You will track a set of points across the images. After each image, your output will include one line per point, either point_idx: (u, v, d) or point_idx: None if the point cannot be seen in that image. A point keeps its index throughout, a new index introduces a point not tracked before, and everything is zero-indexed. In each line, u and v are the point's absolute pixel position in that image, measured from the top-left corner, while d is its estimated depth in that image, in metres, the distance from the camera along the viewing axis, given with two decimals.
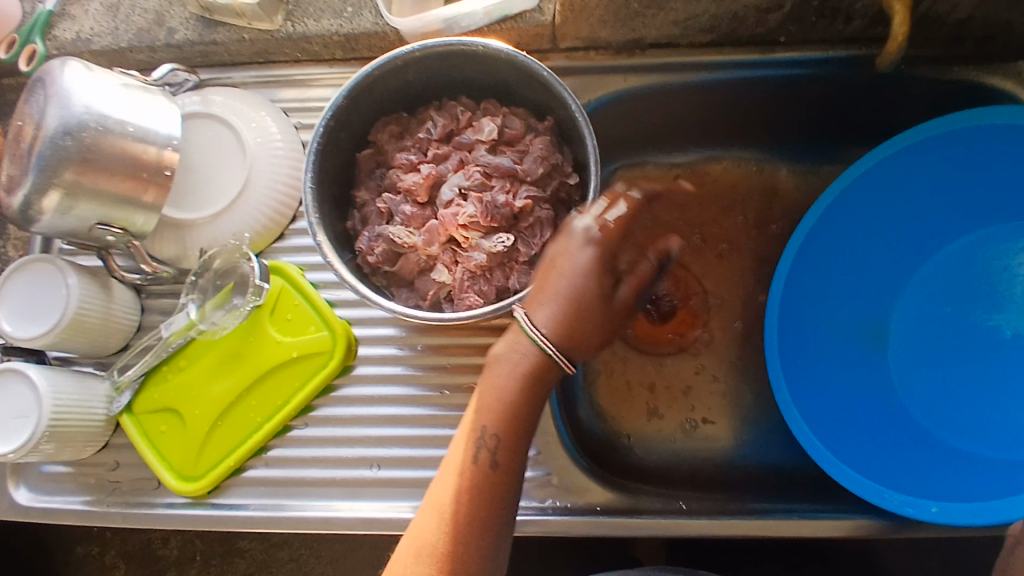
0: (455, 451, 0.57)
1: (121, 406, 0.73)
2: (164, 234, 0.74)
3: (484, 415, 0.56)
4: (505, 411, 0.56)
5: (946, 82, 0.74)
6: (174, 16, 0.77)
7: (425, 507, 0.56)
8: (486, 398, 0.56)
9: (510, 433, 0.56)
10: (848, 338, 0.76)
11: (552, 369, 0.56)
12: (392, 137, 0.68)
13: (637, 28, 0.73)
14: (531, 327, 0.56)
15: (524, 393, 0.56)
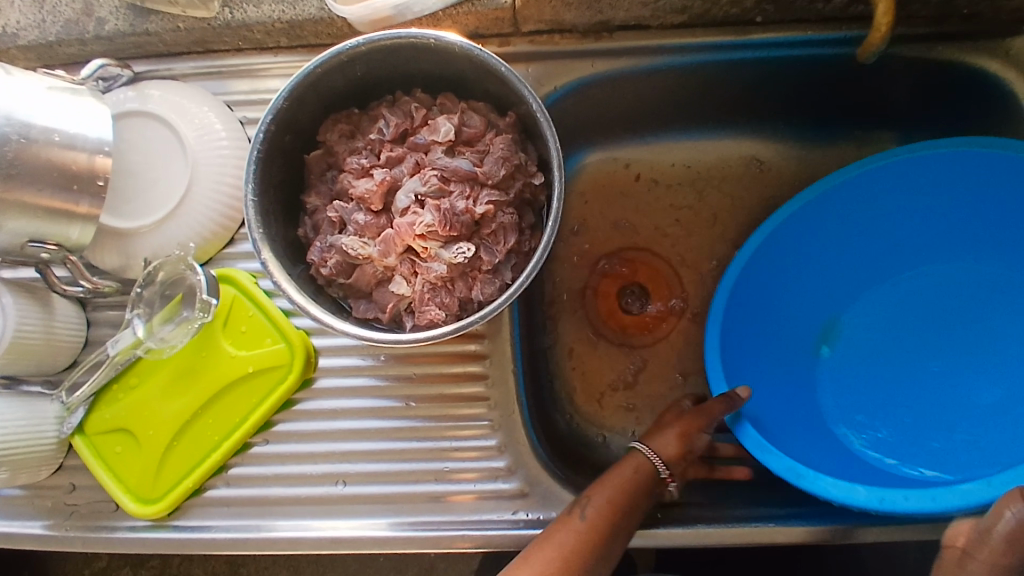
0: (569, 517, 0.61)
1: (73, 426, 0.69)
2: (104, 243, 0.69)
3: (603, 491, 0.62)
4: (619, 494, 0.62)
5: (930, 61, 0.70)
6: (102, 5, 0.71)
7: (531, 559, 0.58)
8: (609, 480, 0.63)
9: (633, 512, 0.62)
10: (799, 335, 0.78)
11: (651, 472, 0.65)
12: (342, 137, 0.63)
13: (604, 11, 0.68)
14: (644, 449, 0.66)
15: (637, 483, 0.64)
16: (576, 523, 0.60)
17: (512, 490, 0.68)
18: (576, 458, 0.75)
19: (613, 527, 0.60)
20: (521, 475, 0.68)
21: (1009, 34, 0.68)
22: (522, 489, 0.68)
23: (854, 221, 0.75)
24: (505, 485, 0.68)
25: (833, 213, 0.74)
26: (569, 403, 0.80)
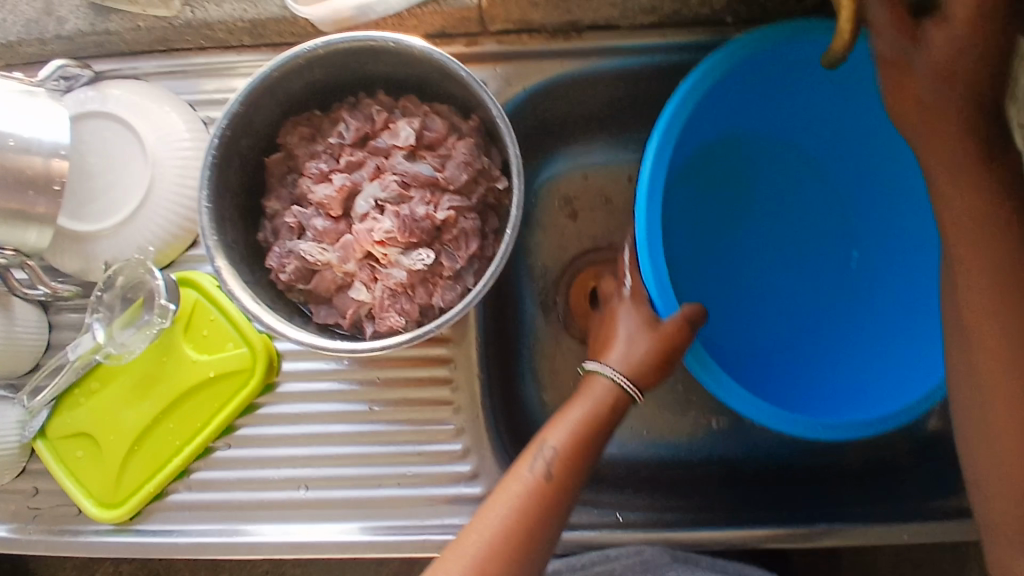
0: (518, 465, 0.56)
1: (35, 430, 0.68)
2: (64, 247, 0.68)
3: (551, 435, 0.56)
4: (574, 431, 0.56)
5: None
6: (62, 4, 0.69)
7: (482, 514, 0.54)
8: (560, 418, 0.57)
9: (588, 452, 0.56)
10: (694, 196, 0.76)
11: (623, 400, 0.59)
12: (303, 140, 0.62)
13: (572, 10, 0.66)
14: (599, 367, 0.59)
15: (601, 417, 0.57)
16: (524, 479, 0.54)
17: (476, 496, 0.67)
18: None
19: (569, 471, 0.55)
20: (484, 481, 0.68)
21: None
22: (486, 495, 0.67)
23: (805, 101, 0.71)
24: (468, 491, 0.68)
25: (793, 78, 0.68)
26: (538, 406, 0.79)
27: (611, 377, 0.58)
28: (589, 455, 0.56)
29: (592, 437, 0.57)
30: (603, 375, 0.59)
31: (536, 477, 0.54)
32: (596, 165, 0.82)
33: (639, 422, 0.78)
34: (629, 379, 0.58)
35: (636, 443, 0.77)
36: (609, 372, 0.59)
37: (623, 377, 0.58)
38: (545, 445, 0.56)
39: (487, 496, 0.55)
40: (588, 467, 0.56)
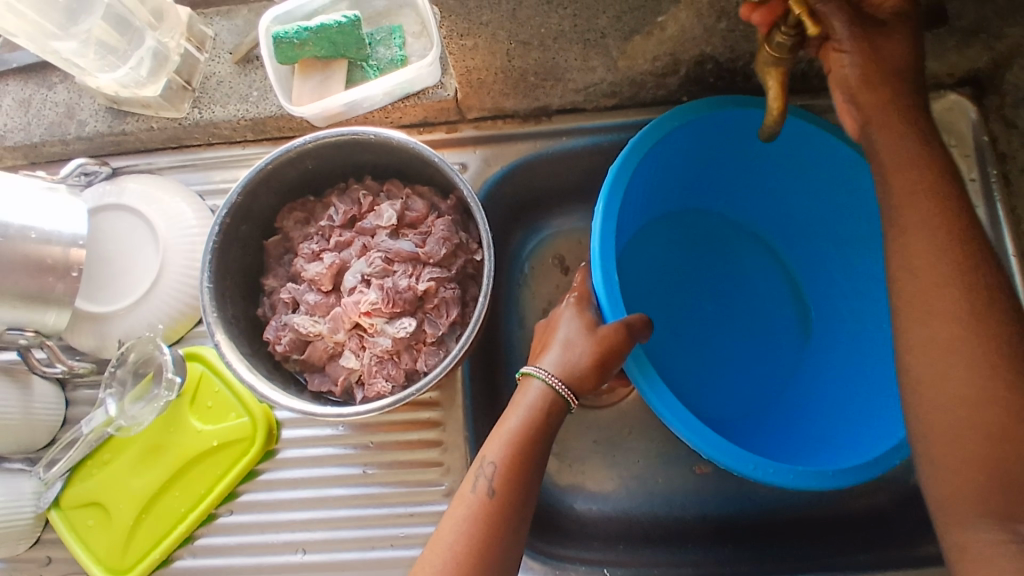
0: (465, 486, 0.58)
1: (49, 500, 0.72)
2: (80, 326, 0.74)
3: (492, 451, 0.58)
4: (511, 444, 0.58)
5: None
6: (84, 108, 0.78)
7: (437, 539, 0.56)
8: (499, 432, 0.59)
9: (529, 461, 0.58)
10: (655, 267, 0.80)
11: (560, 403, 0.61)
12: (298, 223, 0.69)
13: (540, 98, 0.73)
14: (533, 369, 0.62)
15: (536, 424, 0.59)
16: (472, 499, 0.56)
17: None
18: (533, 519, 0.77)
19: (513, 482, 0.57)
20: None
21: (928, 98, 0.74)
22: None
23: (753, 170, 0.76)
24: None
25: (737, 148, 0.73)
26: None
27: (544, 379, 0.61)
28: (532, 461, 0.59)
29: (534, 447, 0.59)
30: (535, 376, 0.61)
31: (483, 494, 0.56)
32: (582, 232, 0.84)
33: (627, 476, 0.80)
34: (559, 381, 0.60)
35: (627, 497, 0.79)
36: (540, 371, 0.61)
37: (553, 377, 0.61)
38: (488, 463, 0.58)
39: (440, 521, 0.57)
40: (531, 477, 0.58)
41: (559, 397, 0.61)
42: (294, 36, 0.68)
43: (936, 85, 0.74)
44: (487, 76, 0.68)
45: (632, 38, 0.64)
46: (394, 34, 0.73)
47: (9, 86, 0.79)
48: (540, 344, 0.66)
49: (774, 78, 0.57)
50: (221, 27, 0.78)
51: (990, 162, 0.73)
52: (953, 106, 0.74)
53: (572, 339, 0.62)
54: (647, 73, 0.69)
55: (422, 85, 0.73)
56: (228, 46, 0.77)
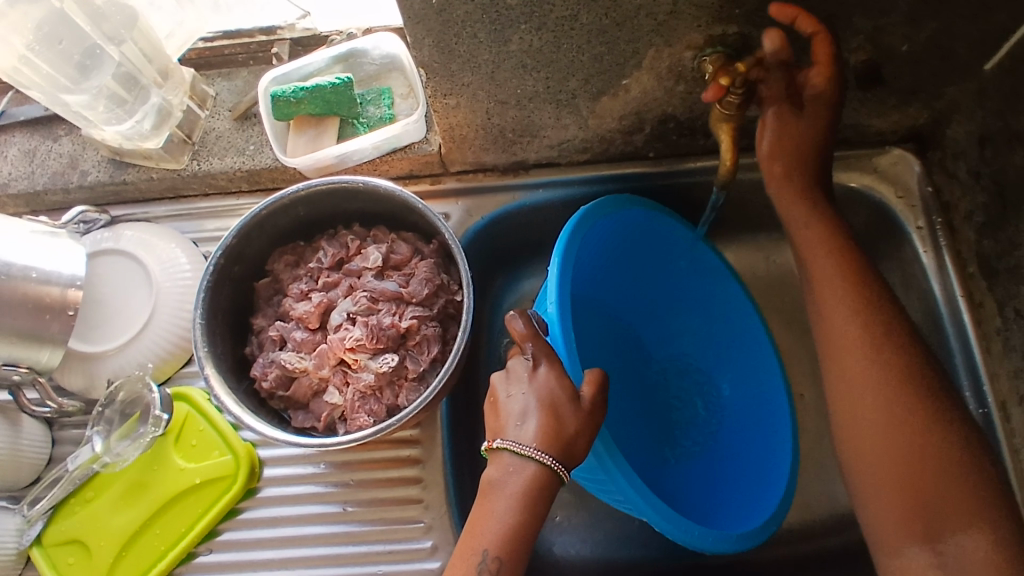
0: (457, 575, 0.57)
1: (31, 538, 0.72)
2: (71, 366, 0.77)
3: (486, 539, 0.57)
4: (506, 534, 0.57)
5: None
6: (87, 160, 0.82)
7: None
8: (488, 521, 0.57)
9: (524, 543, 0.57)
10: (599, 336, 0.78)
11: (551, 478, 0.57)
12: (288, 266, 0.72)
13: (517, 153, 0.79)
14: (520, 448, 0.57)
15: (527, 510, 0.57)
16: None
17: None
18: None
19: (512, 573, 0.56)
20: None
21: (872, 154, 0.81)
22: None
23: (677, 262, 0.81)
24: None
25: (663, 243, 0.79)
26: None
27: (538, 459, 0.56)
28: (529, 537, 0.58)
29: (531, 527, 0.57)
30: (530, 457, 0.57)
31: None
32: None
33: (603, 517, 0.82)
34: (554, 458, 0.56)
35: (603, 538, 0.81)
36: (530, 451, 0.57)
37: (547, 456, 0.56)
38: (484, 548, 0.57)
39: None
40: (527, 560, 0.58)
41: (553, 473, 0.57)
42: (291, 94, 0.74)
43: (880, 143, 0.80)
44: (469, 132, 0.74)
45: (599, 99, 0.70)
46: (384, 94, 0.79)
47: (17, 138, 0.84)
48: (501, 408, 0.60)
49: (726, 132, 0.65)
50: (222, 87, 0.83)
51: (934, 212, 0.79)
52: (897, 160, 0.81)
53: (554, 403, 0.57)
54: (614, 130, 0.75)
55: (409, 140, 0.78)
56: (228, 104, 0.82)
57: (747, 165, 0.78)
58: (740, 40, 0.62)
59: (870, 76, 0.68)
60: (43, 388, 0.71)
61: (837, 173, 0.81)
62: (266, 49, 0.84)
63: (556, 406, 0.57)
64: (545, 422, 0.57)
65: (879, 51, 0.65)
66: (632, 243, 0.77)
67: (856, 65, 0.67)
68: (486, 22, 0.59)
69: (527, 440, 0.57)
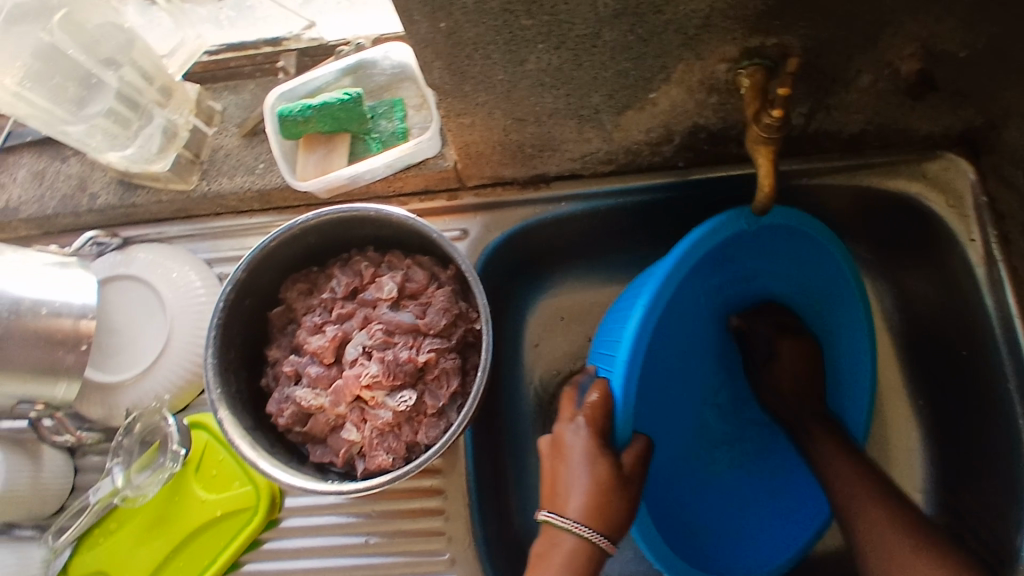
0: None
1: (58, 568, 0.73)
2: (90, 396, 0.76)
3: None
4: None
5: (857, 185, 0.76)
6: (96, 181, 0.80)
7: None
8: None
9: None
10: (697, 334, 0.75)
11: (596, 551, 0.56)
12: (301, 294, 0.70)
13: (537, 166, 0.75)
14: (560, 521, 0.57)
15: None
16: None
17: None
18: None
19: None
20: None
21: (920, 159, 0.75)
22: None
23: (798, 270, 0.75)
24: None
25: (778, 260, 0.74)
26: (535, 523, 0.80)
27: (583, 533, 0.56)
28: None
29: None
30: (570, 530, 0.56)
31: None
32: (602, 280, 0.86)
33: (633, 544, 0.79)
34: (596, 532, 0.56)
35: (629, 562, 0.79)
36: (573, 526, 0.56)
37: (591, 530, 0.56)
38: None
39: None
40: None
41: (598, 546, 0.56)
42: (298, 113, 0.70)
43: (929, 146, 0.74)
44: (485, 149, 0.70)
45: (625, 113, 0.65)
46: (396, 107, 0.75)
47: (25, 160, 0.82)
48: (551, 477, 0.60)
49: (764, 155, 0.58)
50: (229, 102, 0.80)
51: (987, 222, 0.73)
52: (949, 167, 0.75)
53: (600, 477, 0.57)
54: (641, 143, 0.71)
55: (424, 156, 0.74)
56: (235, 120, 0.79)
57: (789, 172, 0.76)
58: (778, 50, 0.57)
59: (921, 84, 0.63)
60: (58, 423, 0.71)
61: (882, 180, 0.76)
62: (272, 60, 0.80)
63: (603, 479, 0.57)
64: (592, 496, 0.57)
65: (931, 59, 0.59)
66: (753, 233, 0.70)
67: (906, 74, 0.61)
68: (500, 43, 0.54)
69: (572, 513, 0.57)
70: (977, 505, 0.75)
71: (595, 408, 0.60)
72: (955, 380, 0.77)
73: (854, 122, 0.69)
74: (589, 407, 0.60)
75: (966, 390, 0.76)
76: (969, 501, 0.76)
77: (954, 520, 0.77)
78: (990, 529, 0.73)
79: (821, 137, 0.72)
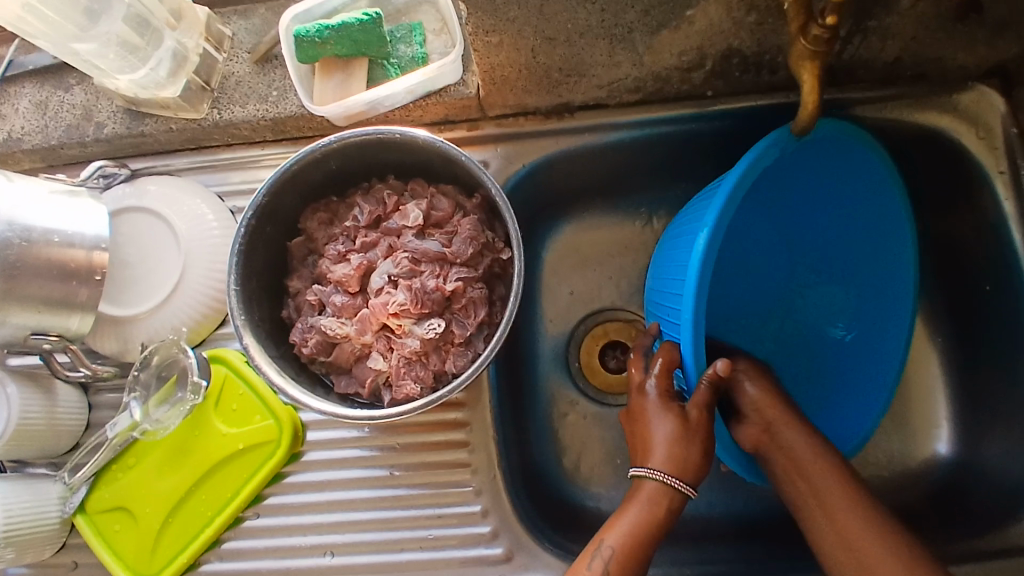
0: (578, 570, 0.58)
1: (75, 505, 0.72)
2: (103, 330, 0.74)
3: (613, 534, 0.58)
4: (630, 536, 0.57)
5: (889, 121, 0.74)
6: (102, 110, 0.77)
7: None
8: (618, 520, 0.58)
9: (647, 552, 0.58)
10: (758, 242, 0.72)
11: (677, 495, 0.58)
12: (321, 224, 0.68)
13: (562, 94, 0.72)
14: (645, 470, 0.59)
15: (652, 517, 0.58)
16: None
17: (496, 555, 0.70)
18: (560, 519, 0.76)
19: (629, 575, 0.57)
20: (505, 540, 0.70)
21: (953, 91, 0.73)
22: (506, 555, 0.70)
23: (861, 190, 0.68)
24: (489, 550, 0.70)
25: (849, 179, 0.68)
26: (556, 458, 0.80)
27: (661, 480, 0.58)
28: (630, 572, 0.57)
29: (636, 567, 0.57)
30: (653, 480, 0.58)
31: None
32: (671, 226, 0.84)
33: None
34: (679, 481, 0.58)
35: None
36: (659, 476, 0.58)
37: (670, 478, 0.58)
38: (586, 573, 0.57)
39: None
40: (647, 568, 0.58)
41: (679, 492, 0.58)
42: (315, 34, 0.68)
43: (963, 77, 0.73)
44: (511, 72, 0.68)
45: (659, 33, 0.63)
46: (415, 30, 0.72)
47: (27, 89, 0.79)
48: (634, 432, 0.61)
49: (808, 71, 0.56)
50: (239, 27, 0.77)
51: (1019, 153, 0.72)
52: (981, 99, 0.73)
53: (675, 432, 0.58)
54: (672, 68, 0.68)
55: (444, 83, 0.72)
56: (246, 46, 0.76)
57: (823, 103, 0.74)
58: None
59: None
60: (73, 355, 0.69)
61: (914, 114, 0.74)
62: None
63: (677, 431, 0.58)
64: (672, 447, 0.58)
65: None
66: (841, 173, 0.67)
67: None
68: None
69: (657, 465, 0.58)
70: (997, 438, 0.75)
71: (661, 371, 0.60)
72: (979, 316, 0.77)
73: (891, 48, 0.67)
74: (656, 373, 0.60)
75: (989, 324, 0.76)
76: (990, 433, 0.76)
77: (974, 452, 0.78)
78: (1009, 459, 0.73)
79: (857, 65, 0.70)
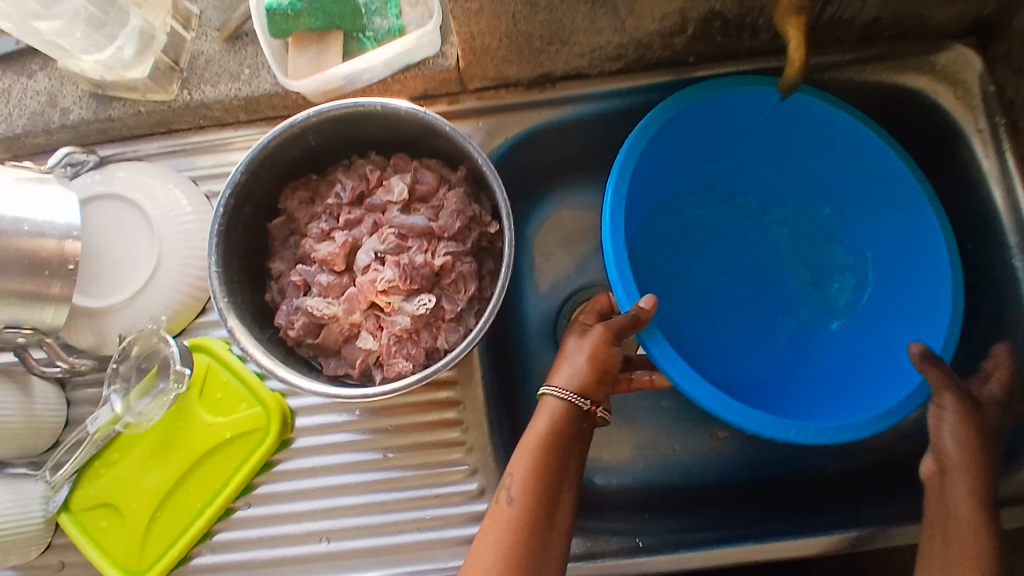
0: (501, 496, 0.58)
1: (58, 504, 0.70)
2: (78, 323, 0.72)
3: (522, 451, 0.59)
4: (540, 452, 0.58)
5: (868, 82, 0.75)
6: (67, 96, 0.74)
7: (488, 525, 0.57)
8: (527, 438, 0.59)
9: (559, 470, 0.58)
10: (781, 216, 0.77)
11: (571, 410, 0.60)
12: (302, 204, 0.66)
13: (543, 64, 0.71)
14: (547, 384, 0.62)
15: (556, 434, 0.59)
16: (493, 565, 0.54)
17: None
18: None
19: (544, 491, 0.57)
20: None
21: (931, 51, 0.74)
22: None
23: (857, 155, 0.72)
24: None
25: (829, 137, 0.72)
26: None
27: (559, 394, 0.60)
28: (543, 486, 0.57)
29: (553, 479, 0.58)
30: (552, 395, 0.60)
31: (508, 545, 0.55)
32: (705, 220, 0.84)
33: (648, 448, 0.80)
34: (574, 393, 0.60)
35: (646, 466, 0.79)
36: (557, 388, 0.60)
37: (567, 389, 0.60)
38: (505, 503, 0.57)
39: (481, 525, 0.57)
40: (563, 488, 0.58)
41: (576, 407, 0.60)
42: (288, 6, 0.65)
43: (939, 36, 0.73)
44: (491, 42, 0.67)
45: None
46: (390, 3, 0.70)
47: None
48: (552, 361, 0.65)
49: (795, 27, 0.56)
50: (206, 5, 0.75)
51: (997, 111, 0.72)
52: (958, 59, 0.73)
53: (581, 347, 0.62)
54: (653, 33, 0.67)
55: (422, 55, 0.70)
56: (214, 24, 0.74)
57: None
58: None
59: None
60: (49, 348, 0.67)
61: (894, 75, 0.74)
62: None
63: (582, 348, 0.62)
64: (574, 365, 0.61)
65: None
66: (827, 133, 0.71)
67: None
68: None
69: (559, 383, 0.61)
70: None
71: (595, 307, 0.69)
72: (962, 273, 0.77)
73: (870, 7, 0.67)
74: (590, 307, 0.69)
75: (969, 281, 0.76)
76: None
77: None
78: None
79: (837, 26, 0.70)
